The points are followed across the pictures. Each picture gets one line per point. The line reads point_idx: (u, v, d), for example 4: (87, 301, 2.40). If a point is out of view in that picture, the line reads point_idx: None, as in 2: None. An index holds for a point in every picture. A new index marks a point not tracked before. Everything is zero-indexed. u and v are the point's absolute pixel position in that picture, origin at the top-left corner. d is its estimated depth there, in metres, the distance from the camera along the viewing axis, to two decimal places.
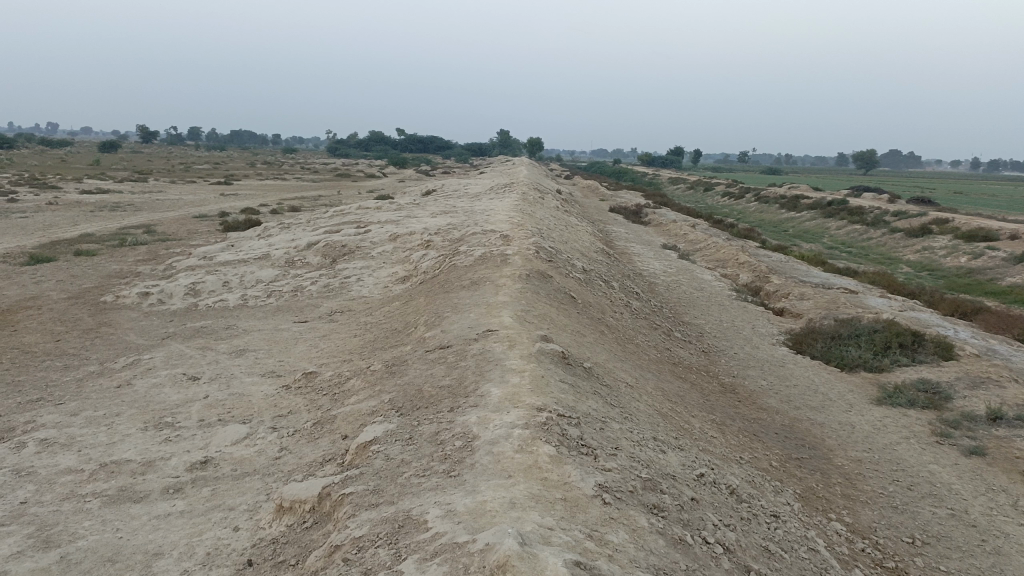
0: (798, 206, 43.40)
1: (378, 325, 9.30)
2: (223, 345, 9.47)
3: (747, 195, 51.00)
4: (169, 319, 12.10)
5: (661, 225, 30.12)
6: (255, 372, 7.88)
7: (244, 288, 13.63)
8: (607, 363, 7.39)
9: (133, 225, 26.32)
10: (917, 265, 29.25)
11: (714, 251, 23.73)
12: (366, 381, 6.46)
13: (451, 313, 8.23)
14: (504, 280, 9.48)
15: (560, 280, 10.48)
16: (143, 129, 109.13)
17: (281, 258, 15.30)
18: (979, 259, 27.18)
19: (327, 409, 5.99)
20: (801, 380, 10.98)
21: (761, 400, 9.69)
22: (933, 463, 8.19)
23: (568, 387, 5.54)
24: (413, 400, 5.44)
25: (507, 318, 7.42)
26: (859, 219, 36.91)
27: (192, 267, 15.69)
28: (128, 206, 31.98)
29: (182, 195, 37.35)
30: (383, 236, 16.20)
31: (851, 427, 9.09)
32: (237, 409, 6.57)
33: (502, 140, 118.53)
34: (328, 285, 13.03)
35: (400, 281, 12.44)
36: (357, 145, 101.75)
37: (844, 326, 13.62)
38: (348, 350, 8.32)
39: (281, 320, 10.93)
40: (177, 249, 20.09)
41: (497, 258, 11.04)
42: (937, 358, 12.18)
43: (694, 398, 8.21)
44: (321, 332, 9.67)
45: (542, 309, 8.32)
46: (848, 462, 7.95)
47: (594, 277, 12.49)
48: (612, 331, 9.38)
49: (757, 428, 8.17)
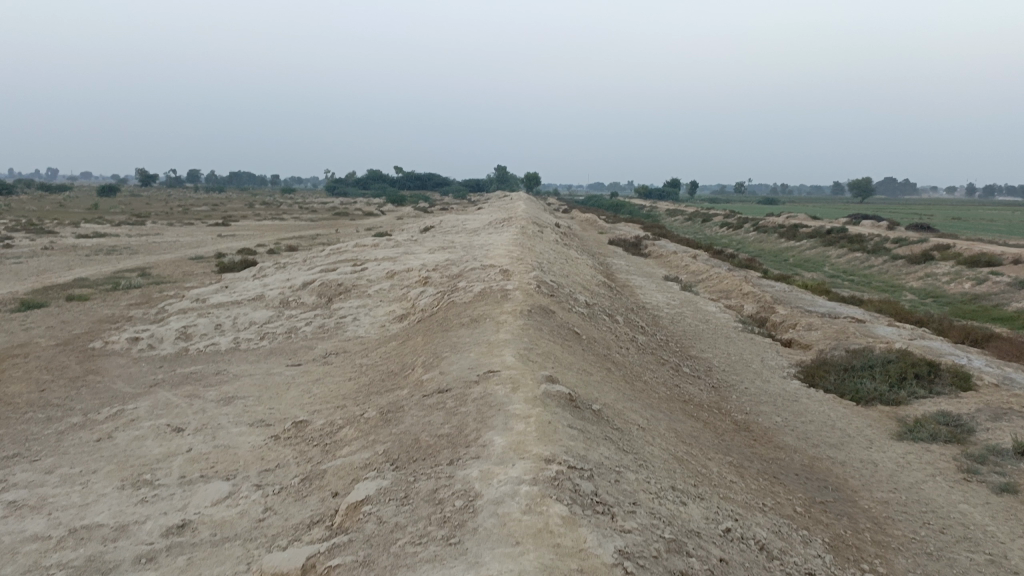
0: (797, 235, 43.21)
1: (374, 367, 8.88)
2: (211, 391, 9.05)
3: (746, 225, 50.91)
4: (159, 365, 11.68)
5: (661, 257, 29.85)
6: (243, 421, 7.45)
7: (237, 331, 13.24)
8: (616, 404, 6.95)
9: (129, 268, 26.05)
10: (920, 292, 28.90)
11: (717, 282, 23.39)
12: (358, 429, 6.03)
13: (450, 353, 7.82)
14: (505, 317, 9.08)
15: (563, 315, 10.08)
16: (142, 172, 109.51)
17: (275, 298, 14.93)
18: (984, 284, 26.85)
19: (317, 463, 5.55)
20: (817, 415, 10.52)
21: (777, 438, 9.22)
22: (965, 503, 7.70)
23: (577, 433, 5.10)
24: (410, 451, 5.02)
25: (509, 358, 7.00)
26: (860, 247, 36.65)
27: (185, 310, 15.30)
28: (124, 249, 31.72)
29: (179, 236, 37.16)
30: (380, 273, 15.86)
31: (874, 465, 8.61)
32: (221, 464, 6.13)
33: (500, 176, 119.17)
34: (324, 325, 12.64)
35: (398, 320, 12.05)
36: (354, 184, 102.07)
37: (856, 356, 13.19)
38: (342, 395, 7.90)
39: (274, 363, 10.51)
40: (171, 292, 19.73)
41: (497, 294, 10.65)
42: (955, 389, 11.72)
43: (709, 438, 7.76)
44: (315, 376, 9.26)
45: (546, 347, 7.92)
46: (874, 503, 7.46)
47: (598, 311, 12.10)
48: (619, 368, 8.95)
49: (776, 469, 7.70)
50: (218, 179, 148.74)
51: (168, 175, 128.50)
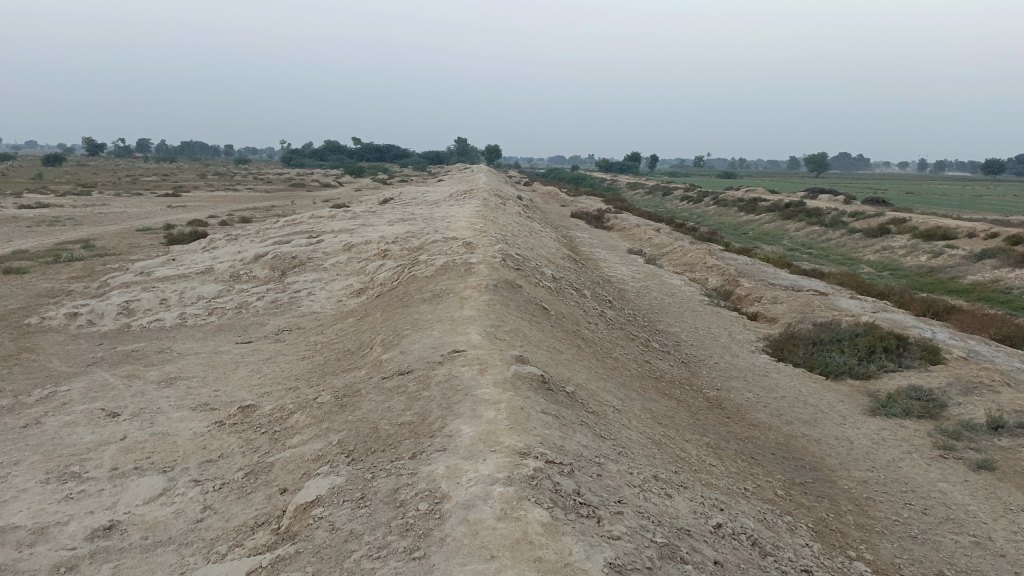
0: (757, 208, 43.31)
1: (330, 345, 8.33)
2: (152, 372, 8.39)
3: (705, 199, 50.95)
4: (99, 343, 10.93)
5: (624, 230, 29.53)
6: (185, 405, 6.85)
7: (184, 306, 12.51)
8: (589, 384, 6.55)
9: (72, 240, 24.82)
10: (878, 265, 29.11)
11: (681, 255, 23.15)
12: (311, 415, 5.50)
13: (411, 330, 7.30)
14: (469, 291, 8.58)
15: (529, 289, 9.62)
16: (89, 140, 105.29)
17: (225, 272, 14.18)
18: (939, 257, 27.10)
19: (264, 454, 5.02)
20: (789, 391, 10.26)
21: (750, 415, 8.93)
22: (944, 481, 7.48)
23: (552, 421, 4.66)
24: (368, 442, 4.53)
25: (475, 337, 6.51)
26: (818, 221, 36.85)
27: (128, 284, 14.46)
28: (69, 220, 30.33)
29: (127, 207, 35.70)
30: (337, 245, 15.19)
31: (849, 443, 8.37)
32: (158, 455, 5.55)
33: (460, 148, 117.81)
34: (277, 300, 12.00)
35: (355, 294, 11.48)
36: (311, 155, 99.76)
37: (824, 330, 12.99)
38: (294, 376, 7.34)
39: (222, 340, 9.88)
40: (115, 265, 18.74)
41: (460, 267, 10.14)
42: (924, 363, 11.59)
43: (684, 418, 7.41)
44: (266, 355, 8.66)
45: (513, 324, 7.45)
46: (854, 484, 7.20)
47: (565, 285, 11.68)
48: (589, 345, 8.54)
49: (753, 449, 7.39)
50: (170, 148, 144.27)
51: (117, 143, 124.07)
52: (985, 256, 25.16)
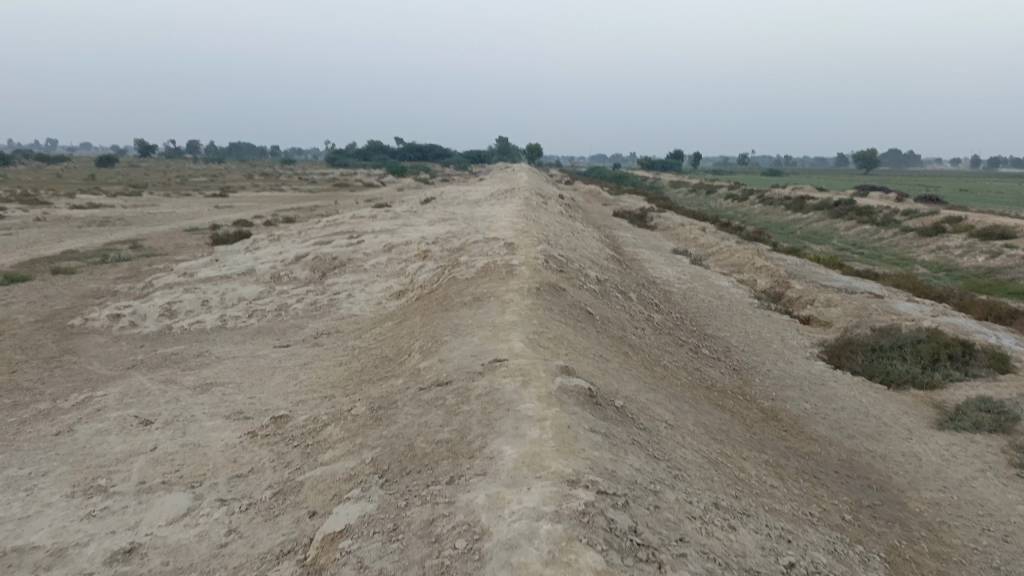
0: (804, 207, 42.20)
1: (368, 351, 8.06)
2: (188, 377, 8.22)
3: (751, 197, 49.87)
4: (139, 345, 10.87)
5: (668, 229, 28.91)
6: (218, 413, 6.64)
7: (224, 307, 12.41)
8: (638, 396, 6.15)
9: (120, 239, 25.16)
10: (933, 265, 28.01)
11: (728, 255, 22.50)
12: (345, 428, 5.20)
13: (450, 337, 6.98)
14: (511, 295, 8.23)
15: (573, 293, 9.24)
16: (140, 142, 107.68)
17: (266, 273, 14.08)
18: (999, 258, 25.93)
19: (295, 470, 4.75)
20: (848, 401, 9.69)
21: (808, 428, 8.42)
22: (1023, 504, 6.90)
23: (602, 441, 4.29)
24: (405, 461, 4.21)
25: (518, 345, 6.15)
26: (870, 219, 35.69)
27: (170, 285, 14.45)
28: (118, 220, 30.84)
29: (175, 207, 36.20)
30: (377, 246, 14.98)
31: (917, 460, 7.81)
32: (187, 468, 5.32)
33: (501, 147, 117.62)
34: (316, 302, 11.81)
35: (394, 296, 11.23)
36: (354, 155, 100.58)
37: (883, 336, 12.34)
38: (330, 383, 7.08)
39: (260, 344, 9.70)
40: (160, 265, 18.86)
41: (502, 269, 9.80)
42: (993, 372, 10.90)
43: (740, 432, 6.95)
44: (303, 360, 8.44)
45: (557, 331, 7.09)
46: (924, 505, 6.68)
47: (610, 287, 11.27)
48: (636, 352, 8.14)
49: (814, 466, 6.92)
50: (217, 149, 146.94)
51: (167, 144, 126.72)
52: None
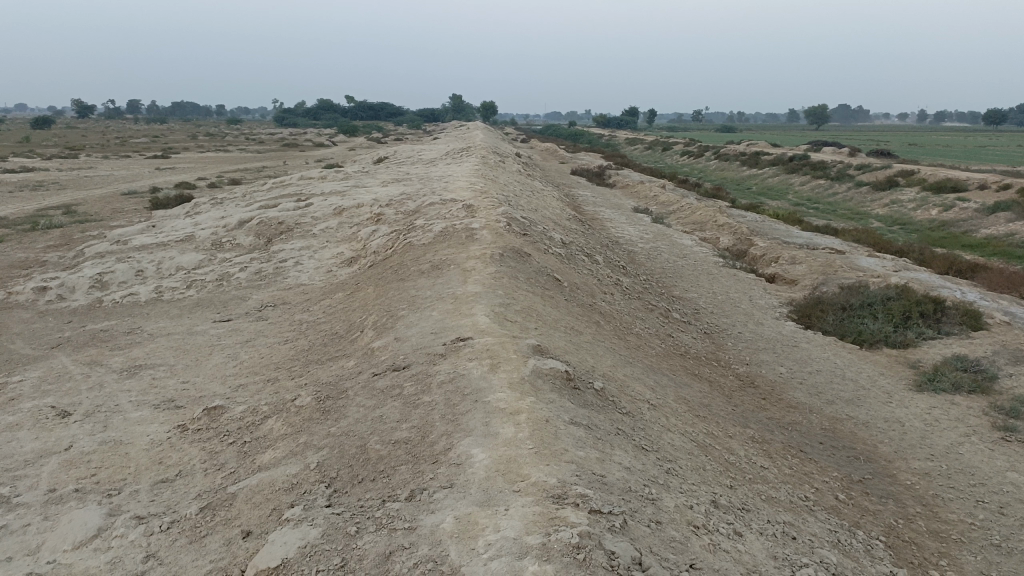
0: (760, 162, 42.07)
1: (316, 326, 7.36)
2: (116, 359, 7.44)
3: (707, 153, 49.62)
4: (67, 321, 9.96)
5: (628, 187, 28.40)
6: (146, 403, 5.92)
7: (161, 278, 11.53)
8: (616, 373, 5.60)
9: (53, 205, 23.68)
10: (887, 219, 28.05)
11: (689, 213, 22.10)
12: (287, 422, 4.54)
13: (407, 311, 6.31)
14: (472, 262, 7.58)
15: (538, 258, 8.62)
16: (78, 102, 102.57)
17: (207, 240, 13.14)
18: (951, 211, 26.04)
19: (229, 476, 4.10)
20: (824, 364, 9.32)
21: (787, 395, 8.02)
22: (1013, 471, 6.58)
23: (585, 436, 3.71)
24: (356, 467, 3.60)
25: (483, 322, 5.51)
26: (824, 174, 35.67)
27: (103, 254, 13.41)
28: (52, 184, 29.11)
29: (114, 170, 34.43)
30: (327, 209, 14.12)
31: (901, 427, 7.47)
32: (104, 472, 4.62)
33: (455, 105, 115.42)
34: (261, 270, 11.01)
35: (346, 263, 10.49)
36: (304, 114, 97.56)
37: (853, 294, 12.01)
38: (274, 365, 6.38)
39: (199, 319, 8.92)
40: (94, 232, 17.70)
41: (461, 234, 9.13)
42: (965, 330, 10.64)
43: (721, 405, 6.49)
44: (245, 336, 7.71)
45: (524, 302, 6.47)
46: (914, 478, 6.32)
47: (575, 250, 10.71)
48: (608, 321, 7.59)
49: (799, 440, 6.49)
50: (161, 109, 141.37)
51: (107, 103, 121.22)
52: (999, 209, 24.14)
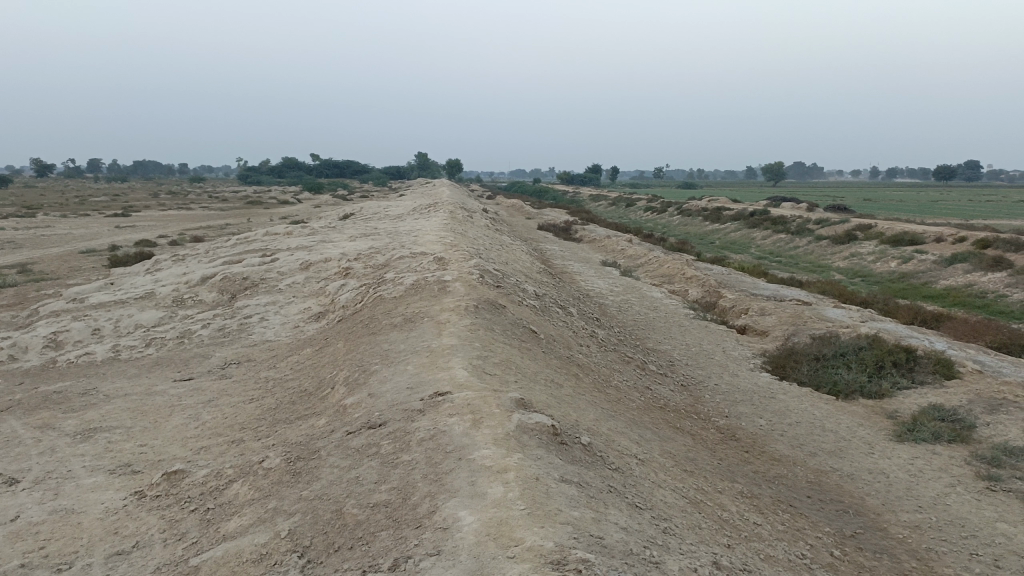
0: (722, 217, 42.81)
1: (284, 384, 7.04)
2: (69, 421, 7.02)
3: (670, 209, 50.41)
4: (17, 382, 9.46)
5: (594, 241, 28.56)
6: (100, 468, 5.53)
7: (120, 336, 11.09)
8: (601, 427, 5.39)
9: (7, 264, 22.98)
10: (848, 271, 28.52)
11: (657, 266, 22.21)
12: (255, 486, 4.22)
13: (380, 366, 6.06)
14: (446, 315, 7.37)
15: (513, 310, 8.44)
16: (38, 161, 101.29)
17: (168, 297, 12.75)
18: (909, 263, 26.58)
19: (192, 547, 3.77)
20: (803, 415, 9.20)
21: (769, 447, 7.86)
22: (1002, 522, 6.45)
23: (578, 494, 3.48)
24: (332, 534, 3.31)
25: (461, 375, 5.28)
26: (785, 228, 36.36)
27: (58, 312, 12.92)
28: (7, 243, 28.36)
29: (72, 229, 33.73)
30: (294, 264, 13.84)
31: (886, 478, 7.33)
32: (53, 545, 4.24)
33: (421, 163, 116.43)
34: (225, 327, 10.65)
35: (314, 318, 10.20)
36: (268, 172, 97.37)
37: (825, 344, 12.01)
38: (240, 425, 6.05)
39: (160, 378, 8.53)
40: (50, 291, 17.14)
41: (433, 287, 8.93)
42: (938, 378, 10.65)
43: (706, 458, 6.29)
44: (209, 395, 7.36)
45: (502, 354, 6.26)
46: (906, 532, 6.15)
47: (549, 303, 10.57)
48: (586, 374, 7.40)
49: (787, 494, 6.30)
50: (122, 167, 140.07)
51: (67, 162, 119.89)
52: (955, 260, 24.70)
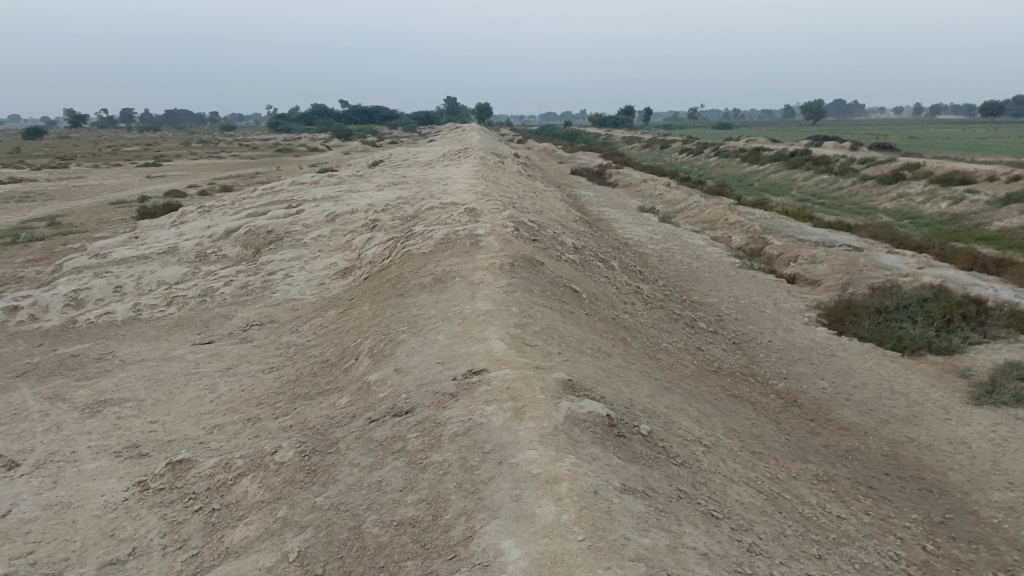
0: (761, 158, 41.22)
1: (306, 351, 6.48)
2: (81, 392, 6.56)
3: (706, 150, 48.78)
4: (36, 344, 9.08)
5: (631, 185, 27.53)
6: (106, 450, 5.05)
7: (141, 294, 10.65)
8: (658, 405, 4.75)
9: (37, 217, 22.76)
10: (896, 213, 27.19)
11: (698, 211, 21.26)
12: (265, 485, 3.66)
13: (408, 335, 5.45)
14: (480, 274, 6.72)
15: (552, 267, 7.75)
16: (72, 112, 101.76)
17: (191, 251, 12.28)
18: (961, 203, 25.18)
19: (192, 563, 3.24)
20: (867, 376, 8.46)
21: (835, 415, 7.16)
22: None
23: (646, 511, 2.85)
24: (349, 561, 2.73)
25: (499, 350, 4.65)
26: (827, 169, 34.83)
27: (80, 269, 12.52)
28: (39, 195, 28.20)
29: (105, 179, 33.56)
30: (319, 216, 13.24)
31: (969, 449, 6.61)
32: (44, 549, 3.75)
33: (451, 107, 114.60)
34: (248, 284, 10.13)
35: (340, 275, 9.63)
36: (298, 119, 96.57)
37: (886, 296, 11.16)
38: (257, 400, 5.51)
39: (178, 341, 8.04)
40: (77, 244, 16.82)
41: (465, 242, 8.27)
42: (1012, 333, 9.79)
43: (772, 434, 5.63)
44: (228, 362, 6.84)
45: (543, 320, 5.61)
46: (1000, 515, 5.46)
47: (589, 256, 9.86)
48: (635, 338, 6.73)
49: (863, 473, 5.63)
50: (155, 117, 140.30)
51: (100, 113, 120.24)
52: (1012, 200, 23.32)
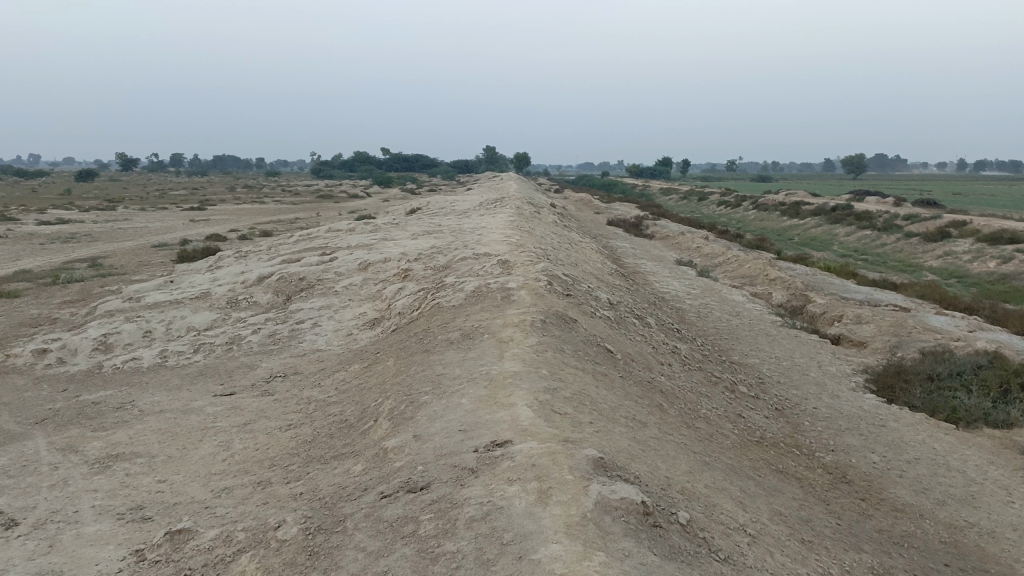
0: (801, 212, 40.62)
1: (326, 409, 6.22)
2: (95, 444, 6.37)
3: (745, 203, 48.30)
4: (61, 388, 8.97)
5: (668, 238, 27.18)
6: (110, 510, 4.81)
7: (170, 340, 10.56)
8: (697, 484, 4.36)
9: (80, 258, 23.11)
10: (942, 272, 26.38)
11: (737, 266, 20.80)
12: (263, 565, 3.36)
13: (431, 397, 5.16)
14: (510, 332, 6.43)
15: (585, 325, 7.44)
16: (124, 156, 105.07)
17: (222, 297, 12.22)
18: (1011, 262, 24.33)
19: None
20: (921, 449, 7.92)
21: (887, 494, 6.65)
22: None
23: None
24: None
25: (526, 418, 4.33)
26: (870, 224, 34.12)
27: (113, 312, 12.52)
28: (84, 236, 28.76)
29: (149, 222, 34.24)
30: (352, 264, 13.13)
31: None
32: None
33: (490, 157, 115.84)
34: (276, 333, 9.97)
35: (367, 326, 9.42)
36: (340, 166, 98.42)
37: (938, 361, 10.58)
38: (269, 462, 5.24)
39: (200, 392, 7.86)
40: (114, 287, 16.94)
41: (496, 296, 8.01)
42: None
43: (820, 516, 5.18)
44: (246, 417, 6.61)
45: (575, 385, 5.29)
46: None
47: (624, 312, 9.53)
48: (672, 404, 6.35)
49: (921, 564, 5.13)
50: (203, 162, 144.26)
51: (150, 158, 123.93)
52: None
